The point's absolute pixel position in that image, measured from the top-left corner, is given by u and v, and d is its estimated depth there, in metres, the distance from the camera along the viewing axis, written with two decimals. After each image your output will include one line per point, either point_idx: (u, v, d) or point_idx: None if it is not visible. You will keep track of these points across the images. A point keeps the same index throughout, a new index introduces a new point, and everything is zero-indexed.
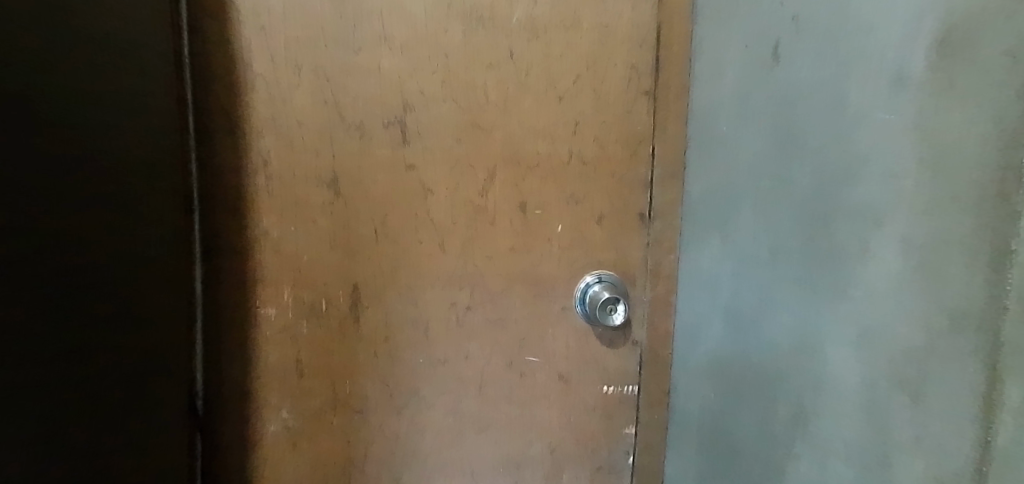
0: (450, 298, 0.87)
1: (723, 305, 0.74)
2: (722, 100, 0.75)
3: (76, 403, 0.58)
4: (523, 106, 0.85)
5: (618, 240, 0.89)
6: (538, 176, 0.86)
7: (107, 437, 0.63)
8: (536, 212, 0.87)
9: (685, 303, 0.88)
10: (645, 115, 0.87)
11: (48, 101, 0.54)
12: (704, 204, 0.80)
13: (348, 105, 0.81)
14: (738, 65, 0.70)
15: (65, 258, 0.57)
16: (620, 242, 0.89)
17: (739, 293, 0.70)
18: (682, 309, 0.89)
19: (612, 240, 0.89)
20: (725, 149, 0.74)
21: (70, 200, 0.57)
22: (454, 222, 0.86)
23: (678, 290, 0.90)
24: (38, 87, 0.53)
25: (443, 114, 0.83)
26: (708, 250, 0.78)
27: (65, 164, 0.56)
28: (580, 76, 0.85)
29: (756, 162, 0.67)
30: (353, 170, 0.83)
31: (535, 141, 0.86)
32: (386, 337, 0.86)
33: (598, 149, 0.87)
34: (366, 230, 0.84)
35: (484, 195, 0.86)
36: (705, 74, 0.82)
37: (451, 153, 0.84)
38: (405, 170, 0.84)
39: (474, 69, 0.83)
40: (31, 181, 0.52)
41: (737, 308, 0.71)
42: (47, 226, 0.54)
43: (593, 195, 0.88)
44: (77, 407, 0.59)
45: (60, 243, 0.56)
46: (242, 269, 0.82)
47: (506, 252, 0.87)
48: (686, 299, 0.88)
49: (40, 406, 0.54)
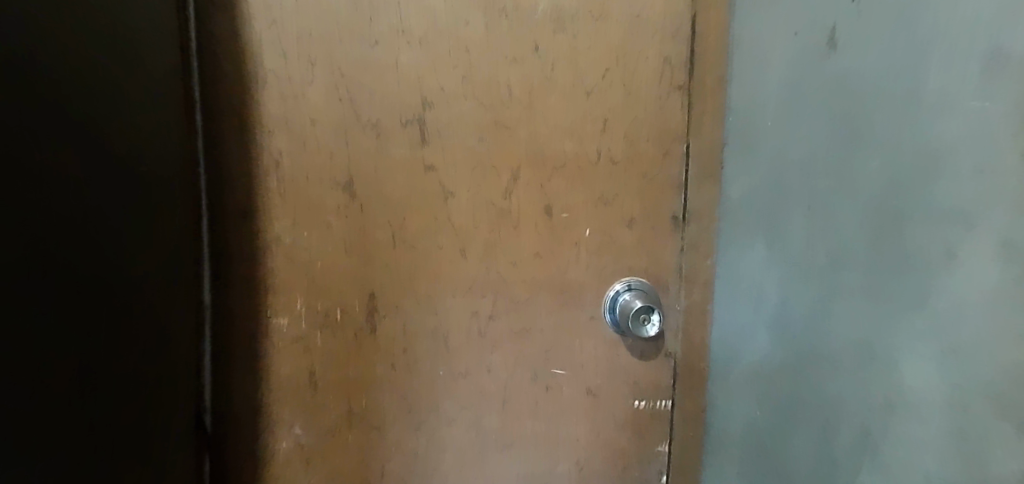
0: (472, 306, 0.82)
1: (769, 314, 0.69)
2: (768, 92, 0.69)
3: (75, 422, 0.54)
4: (548, 102, 0.80)
5: (649, 246, 0.84)
6: (564, 177, 0.82)
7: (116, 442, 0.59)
8: (562, 215, 0.82)
9: (719, 308, 0.83)
10: (680, 111, 0.82)
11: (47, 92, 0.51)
12: (747, 205, 0.75)
13: (365, 102, 0.77)
14: (788, 55, 0.65)
15: (67, 254, 0.53)
16: (653, 246, 0.84)
17: (789, 302, 0.65)
18: (716, 316, 0.83)
19: (642, 246, 0.84)
20: (774, 145, 0.68)
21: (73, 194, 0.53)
22: (476, 226, 0.81)
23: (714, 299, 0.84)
24: (33, 77, 0.50)
25: (464, 112, 0.79)
26: (755, 254, 0.72)
27: (71, 157, 0.53)
28: (610, 70, 0.80)
29: (807, 156, 0.61)
30: (368, 172, 0.78)
31: (561, 140, 0.81)
32: (404, 348, 0.81)
33: (629, 148, 0.82)
34: (383, 237, 0.79)
35: (508, 197, 0.81)
36: (743, 67, 0.76)
37: (472, 154, 0.80)
38: (423, 172, 0.79)
39: (497, 64, 0.79)
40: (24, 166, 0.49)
41: (786, 318, 0.65)
42: (55, 220, 0.52)
43: (623, 197, 0.83)
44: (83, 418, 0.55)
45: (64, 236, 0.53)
46: (255, 276, 0.77)
47: (531, 258, 0.83)
48: (721, 304, 0.82)
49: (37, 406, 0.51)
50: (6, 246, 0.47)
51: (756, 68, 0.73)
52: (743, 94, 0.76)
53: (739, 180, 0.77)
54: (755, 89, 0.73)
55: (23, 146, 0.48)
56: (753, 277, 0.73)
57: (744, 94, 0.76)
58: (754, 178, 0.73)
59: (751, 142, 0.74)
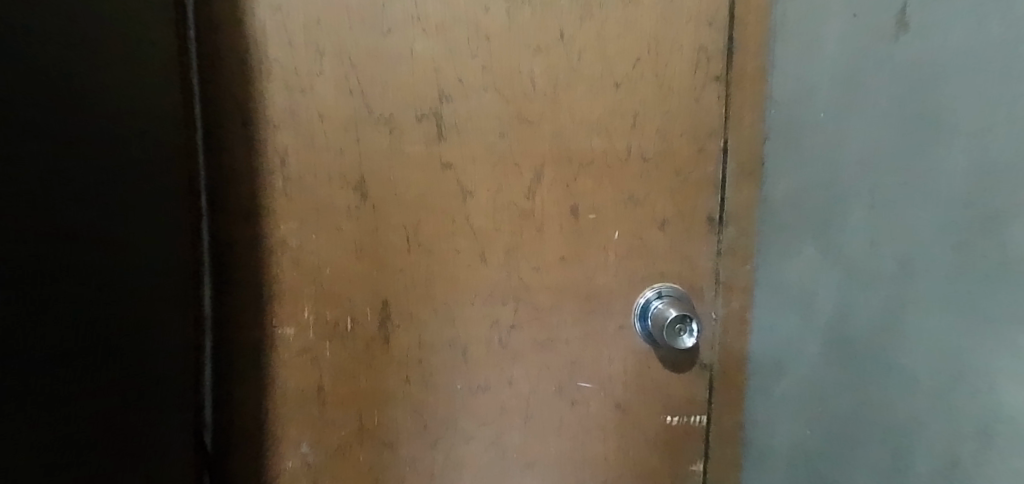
0: (492, 315, 0.77)
1: (822, 322, 0.64)
2: (816, 81, 0.64)
3: (87, 441, 0.50)
4: (574, 95, 0.76)
5: (682, 248, 0.79)
6: (592, 176, 0.77)
7: (110, 460, 0.53)
8: (590, 217, 0.78)
9: (762, 315, 0.78)
10: (716, 105, 0.77)
11: (48, 69, 0.46)
12: (791, 205, 0.69)
13: (376, 95, 0.71)
14: (843, 40, 0.60)
15: (67, 250, 0.47)
16: (685, 251, 0.79)
17: (847, 310, 0.60)
18: (756, 327, 0.79)
19: (675, 248, 0.79)
20: (824, 138, 0.63)
21: (71, 184, 0.48)
22: (497, 228, 0.76)
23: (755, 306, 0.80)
24: (37, 52, 0.45)
25: (484, 105, 0.74)
26: (801, 257, 0.67)
27: (68, 144, 0.48)
28: (641, 60, 0.76)
29: (865, 147, 0.57)
30: (382, 170, 0.72)
31: (588, 136, 0.77)
32: (419, 360, 0.75)
33: (661, 143, 0.77)
34: (398, 239, 0.73)
35: (531, 196, 0.77)
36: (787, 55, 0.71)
37: (493, 150, 0.75)
38: (441, 170, 0.74)
39: (519, 54, 0.74)
40: (27, 148, 0.43)
41: (845, 326, 0.60)
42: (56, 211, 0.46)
43: (654, 197, 0.78)
44: (80, 434, 0.49)
45: (63, 229, 0.47)
46: (259, 285, 0.70)
47: (556, 262, 0.78)
48: (764, 311, 0.78)
49: (40, 419, 0.45)
50: (11, 236, 0.42)
51: (802, 56, 0.67)
52: (788, 84, 0.71)
53: (780, 178, 0.72)
54: (800, 78, 0.68)
55: (27, 126, 0.43)
56: (800, 282, 0.68)
57: (789, 85, 0.71)
58: (801, 175, 0.67)
59: (794, 136, 0.69)
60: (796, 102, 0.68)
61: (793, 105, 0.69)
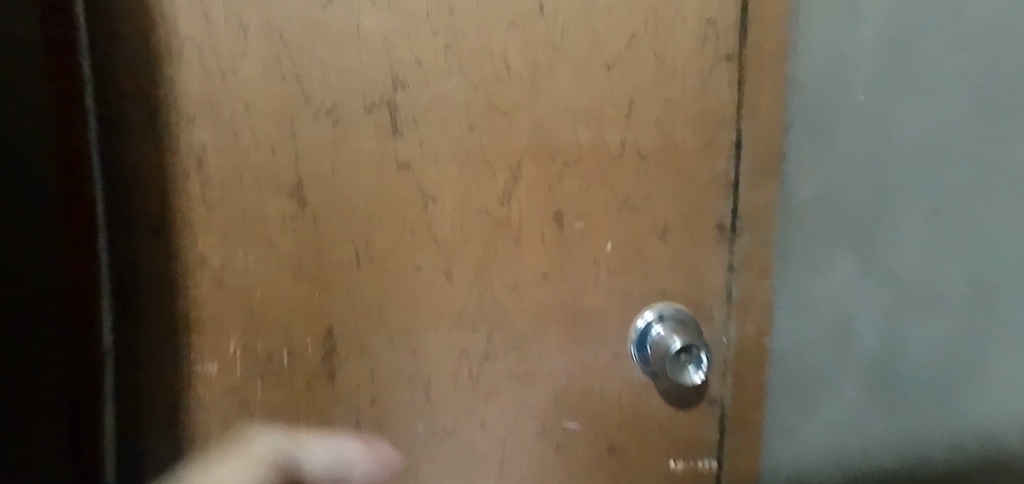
0: (461, 344, 0.65)
1: (869, 350, 0.54)
2: (861, 70, 0.52)
3: None
4: (557, 80, 0.63)
5: (688, 260, 0.68)
6: (580, 176, 0.66)
7: None
8: (576, 225, 0.66)
9: (781, 338, 0.67)
10: (727, 88, 0.65)
11: None
12: (825, 211, 0.59)
13: (315, 81, 0.58)
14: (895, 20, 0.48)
15: None
16: (690, 264, 0.68)
17: (904, 339, 0.50)
18: (778, 350, 0.67)
19: (678, 260, 0.68)
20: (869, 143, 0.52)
21: None
22: (466, 240, 0.64)
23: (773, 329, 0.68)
24: None
25: (448, 92, 0.61)
26: (842, 281, 0.57)
27: None
28: (637, 36, 0.64)
29: (926, 161, 0.46)
30: (324, 173, 0.59)
31: (574, 129, 0.65)
32: (371, 399, 0.63)
33: (661, 137, 0.66)
34: (344, 255, 0.61)
35: (506, 202, 0.65)
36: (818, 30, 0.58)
37: (460, 147, 0.63)
38: (396, 171, 0.61)
39: (490, 30, 0.61)
40: None
41: (901, 358, 0.50)
42: None
43: (654, 200, 0.67)
44: None
45: None
46: (173, 312, 0.58)
47: (537, 279, 0.66)
48: (783, 333, 0.67)
49: None
50: None
51: (840, 34, 0.55)
52: (817, 66, 0.59)
53: (808, 182, 0.61)
54: (837, 63, 0.56)
55: None
56: (842, 311, 0.57)
57: (819, 68, 0.58)
58: (835, 175, 0.57)
59: (829, 134, 0.57)
60: (829, 93, 0.57)
61: (826, 95, 0.57)
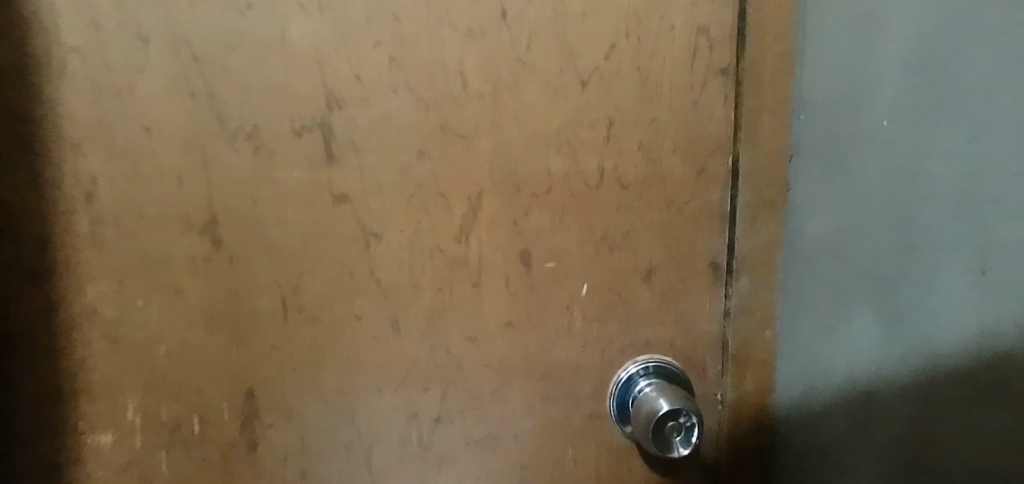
0: (410, 406, 0.56)
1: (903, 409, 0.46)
2: (889, 103, 0.46)
3: None
4: (525, 98, 0.54)
5: (675, 305, 0.60)
6: (550, 209, 0.57)
7: None
8: (547, 265, 0.58)
9: (788, 388, 0.60)
10: (721, 108, 0.57)
11: None
12: (845, 246, 0.51)
13: (230, 99, 0.48)
14: (939, 30, 0.41)
15: None
16: (677, 309, 0.60)
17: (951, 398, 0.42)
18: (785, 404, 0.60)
19: (665, 305, 0.60)
20: (897, 185, 0.45)
21: None
22: (415, 284, 0.55)
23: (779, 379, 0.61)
24: None
25: (394, 112, 0.52)
26: (863, 338, 0.50)
27: None
28: (616, 47, 0.54)
29: (977, 210, 0.39)
30: (240, 206, 0.50)
31: (544, 155, 0.56)
32: (301, 471, 0.54)
33: (646, 164, 0.57)
34: (268, 303, 0.52)
35: (463, 240, 0.56)
36: (832, 52, 0.51)
37: (407, 176, 0.53)
38: (330, 205, 0.52)
39: (443, 39, 0.52)
40: None
41: (947, 419, 0.42)
42: None
43: (637, 237, 0.58)
44: None
45: None
46: (55, 374, 0.49)
47: (502, 329, 0.58)
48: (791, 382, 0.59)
49: None
50: None
51: (862, 58, 0.48)
52: (831, 93, 0.52)
53: (817, 222, 0.54)
54: (858, 91, 0.49)
55: None
56: (860, 371, 0.51)
57: (834, 95, 0.52)
58: (859, 205, 0.49)
59: (847, 169, 0.51)
60: (847, 125, 0.50)
61: (842, 127, 0.51)
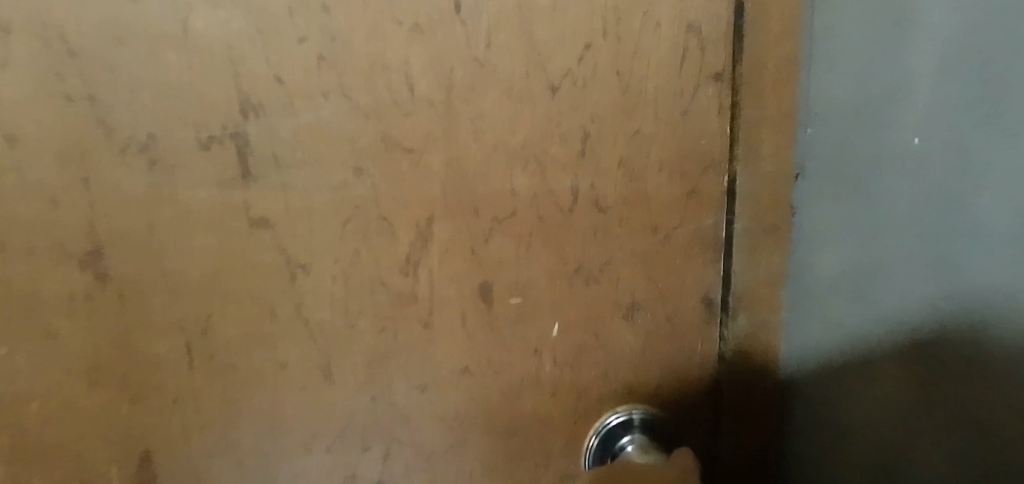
0: (349, 466, 0.50)
1: None
2: (922, 121, 0.36)
3: None
4: (484, 106, 0.46)
5: (658, 347, 0.53)
6: (514, 236, 0.48)
7: None
8: (511, 302, 0.49)
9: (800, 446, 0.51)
10: (716, 120, 0.49)
11: None
12: (873, 291, 0.41)
13: (119, 105, 0.41)
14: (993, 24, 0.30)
15: None
16: (659, 351, 0.53)
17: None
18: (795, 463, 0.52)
19: (646, 347, 0.52)
20: (931, 226, 0.36)
21: None
22: (353, 324, 0.47)
23: (784, 432, 0.53)
24: None
25: (324, 121, 0.44)
26: (895, 408, 0.40)
27: None
28: (591, 46, 0.46)
29: None
30: (133, 235, 0.43)
31: (507, 173, 0.47)
32: None
33: (627, 185, 0.49)
34: (168, 349, 0.45)
35: (410, 273, 0.47)
36: (845, 53, 0.42)
37: (342, 197, 0.45)
38: (245, 231, 0.44)
39: (384, 35, 0.44)
40: None
41: None
42: None
43: (618, 269, 0.50)
44: None
45: None
46: None
47: (458, 375, 0.50)
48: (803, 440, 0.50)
49: None
50: None
51: (881, 64, 0.39)
52: (845, 105, 0.42)
53: (833, 261, 0.45)
54: (878, 105, 0.39)
55: None
56: (893, 449, 0.41)
57: (848, 108, 0.42)
58: (890, 243, 0.39)
59: (872, 197, 0.41)
60: (867, 146, 0.41)
61: (860, 147, 0.41)
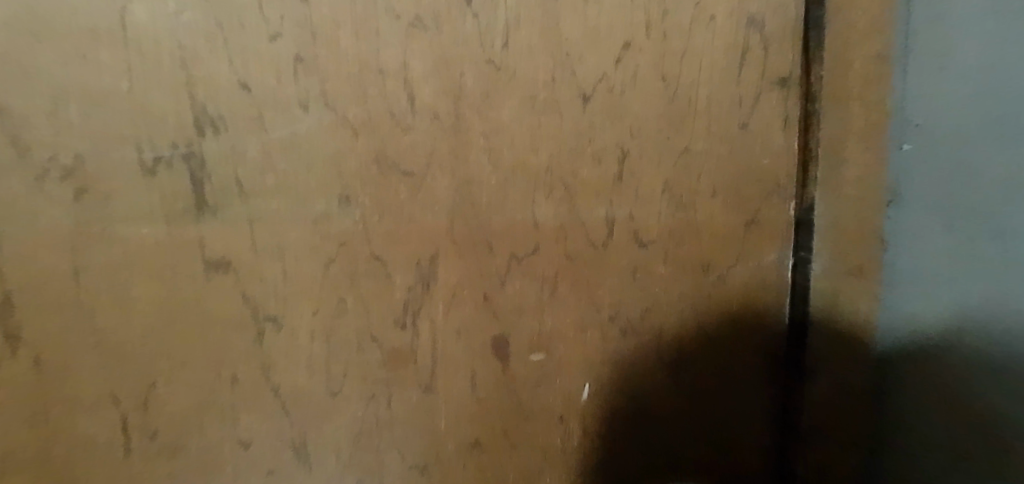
0: None
1: None
2: None
3: None
4: (501, 119, 0.37)
5: (710, 411, 0.43)
6: (536, 279, 0.39)
7: None
8: (533, 358, 0.40)
9: None
10: (784, 134, 0.40)
11: None
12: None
13: (38, 117, 0.34)
14: None
15: None
16: (712, 415, 0.43)
17: None
18: None
19: (696, 411, 0.43)
20: None
21: None
22: (337, 388, 0.38)
23: None
24: None
25: (301, 138, 0.36)
26: None
27: None
28: (631, 45, 0.38)
29: None
30: (57, 283, 0.35)
31: (528, 201, 0.38)
32: None
33: (675, 214, 0.40)
34: (101, 426, 0.37)
35: (408, 324, 0.38)
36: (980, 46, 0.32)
37: (322, 232, 0.37)
38: (200, 275, 0.36)
39: (377, 31, 0.35)
40: None
41: None
42: None
43: (662, 318, 0.41)
44: None
45: None
46: None
47: (467, 449, 0.40)
48: None
49: None
50: None
51: None
52: (964, 112, 0.33)
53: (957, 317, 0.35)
54: None
55: None
56: None
57: (968, 116, 0.33)
58: None
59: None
60: (1011, 169, 0.31)
61: (998, 171, 0.32)
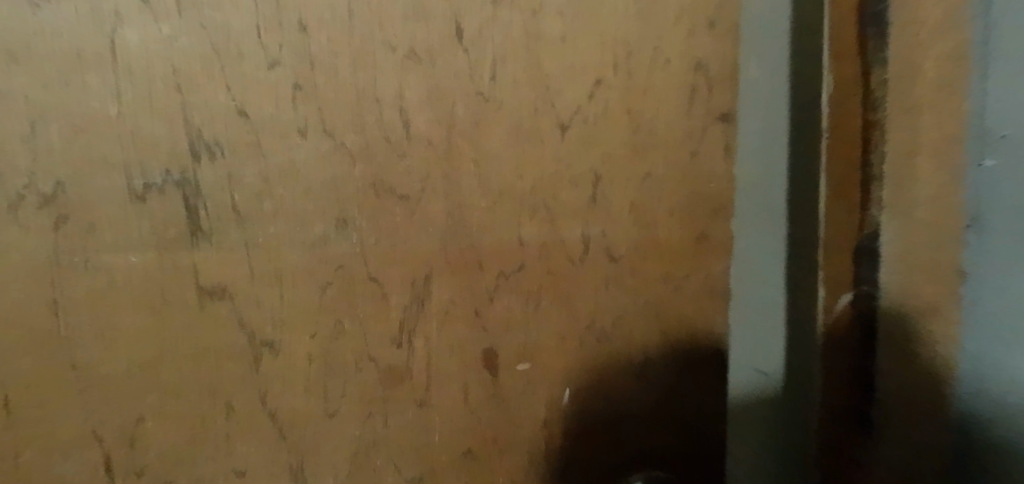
0: None
1: None
2: None
3: None
4: (489, 147, 0.40)
5: (671, 406, 0.48)
6: (521, 294, 0.42)
7: None
8: (519, 368, 0.43)
9: None
10: (723, 160, 0.46)
11: None
12: None
13: (13, 144, 0.31)
14: None
15: None
16: (675, 410, 0.48)
17: None
18: None
19: (661, 408, 0.47)
20: None
21: None
22: (334, 410, 0.39)
23: None
24: None
25: (300, 165, 0.36)
26: None
27: None
28: (602, 82, 0.42)
29: None
30: (30, 319, 0.33)
31: (514, 223, 0.41)
32: None
33: (641, 232, 0.44)
34: (80, 469, 0.35)
35: (404, 343, 0.40)
36: None
37: (321, 256, 0.37)
38: (194, 304, 0.35)
39: (375, 63, 0.37)
40: None
41: None
42: None
43: (630, 325, 0.45)
44: None
45: None
46: None
47: (459, 458, 0.42)
48: None
49: None
50: None
51: None
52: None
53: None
54: None
55: None
56: None
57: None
58: None
59: None
60: None
61: None
